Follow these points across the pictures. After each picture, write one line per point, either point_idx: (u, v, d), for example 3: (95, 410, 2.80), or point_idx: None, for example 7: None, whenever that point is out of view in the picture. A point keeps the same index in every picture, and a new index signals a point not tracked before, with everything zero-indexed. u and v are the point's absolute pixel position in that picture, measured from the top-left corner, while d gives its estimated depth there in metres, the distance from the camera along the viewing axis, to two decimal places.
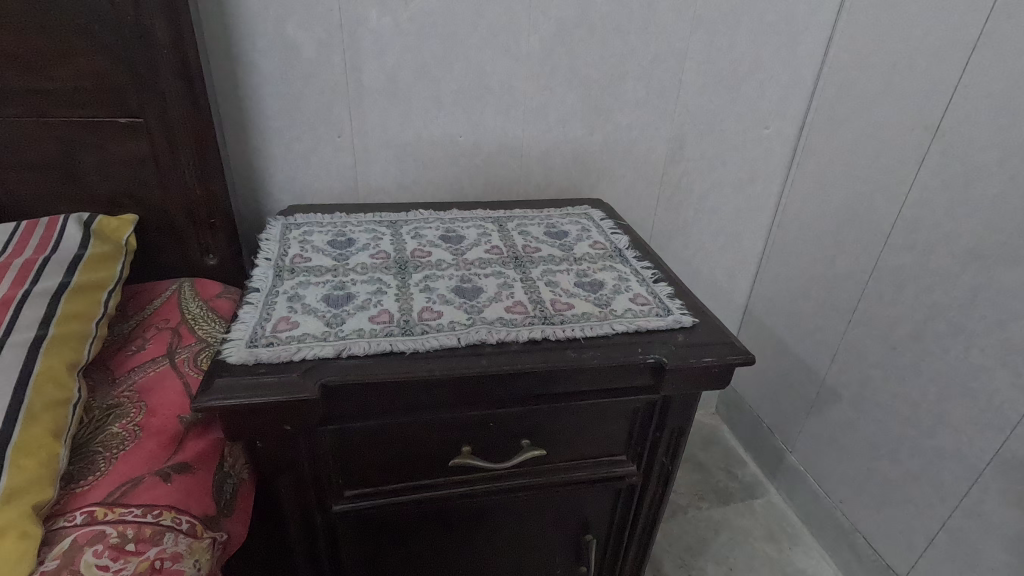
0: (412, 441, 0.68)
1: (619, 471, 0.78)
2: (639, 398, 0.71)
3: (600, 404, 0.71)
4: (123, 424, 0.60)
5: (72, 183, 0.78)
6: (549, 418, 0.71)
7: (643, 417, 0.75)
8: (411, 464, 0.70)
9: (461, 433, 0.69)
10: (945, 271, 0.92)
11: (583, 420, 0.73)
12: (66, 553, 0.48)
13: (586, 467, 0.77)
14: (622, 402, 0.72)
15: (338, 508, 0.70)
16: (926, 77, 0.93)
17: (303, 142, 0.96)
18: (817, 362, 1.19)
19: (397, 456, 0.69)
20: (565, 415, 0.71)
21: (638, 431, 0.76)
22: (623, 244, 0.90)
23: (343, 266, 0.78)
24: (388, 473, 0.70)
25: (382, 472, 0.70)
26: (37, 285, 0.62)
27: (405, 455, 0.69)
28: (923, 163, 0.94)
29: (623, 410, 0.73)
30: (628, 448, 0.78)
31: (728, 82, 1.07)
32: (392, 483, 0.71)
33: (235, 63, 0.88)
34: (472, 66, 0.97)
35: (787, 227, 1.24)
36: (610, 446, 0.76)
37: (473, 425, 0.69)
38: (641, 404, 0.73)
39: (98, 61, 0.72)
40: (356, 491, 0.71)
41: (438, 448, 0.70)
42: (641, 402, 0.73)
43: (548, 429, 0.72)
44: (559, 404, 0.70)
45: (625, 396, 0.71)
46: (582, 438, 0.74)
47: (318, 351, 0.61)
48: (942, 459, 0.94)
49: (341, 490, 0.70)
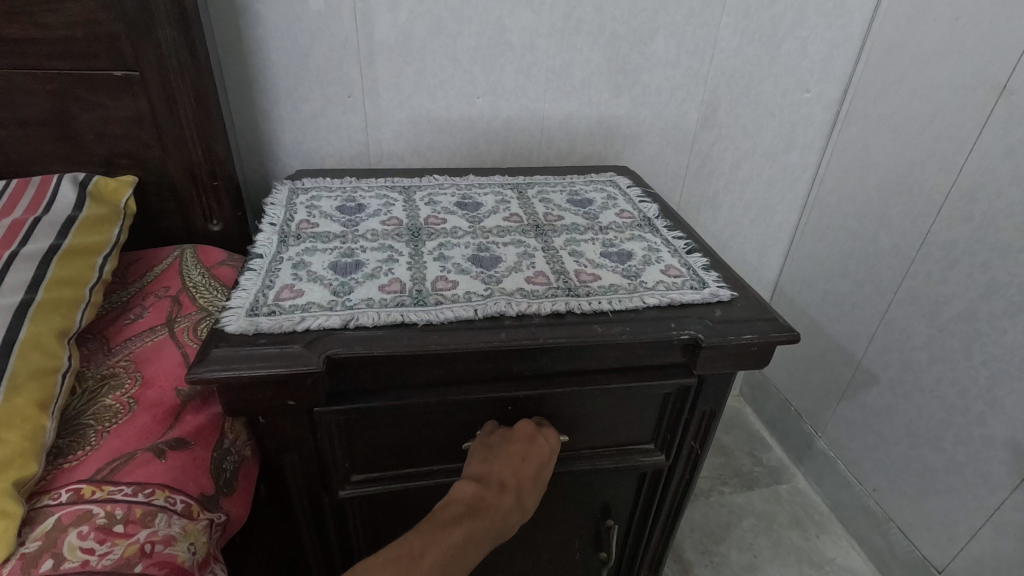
0: (425, 424, 0.63)
1: (646, 461, 0.73)
2: (674, 381, 0.65)
3: (629, 388, 0.65)
4: (118, 395, 0.56)
5: (67, 142, 0.74)
6: (572, 402, 0.65)
7: (675, 401, 0.69)
8: (423, 447, 0.66)
9: (477, 414, 0.64)
10: (1006, 246, 0.84)
11: (609, 404, 0.67)
12: (49, 534, 0.44)
13: (611, 455, 0.72)
14: (654, 386, 0.66)
15: (345, 493, 0.66)
16: (993, 30, 0.84)
17: (312, 103, 0.91)
18: (854, 342, 1.12)
19: (409, 439, 0.64)
20: (589, 400, 0.66)
21: (669, 417, 0.71)
22: (652, 213, 0.83)
23: (352, 233, 0.73)
24: (396, 457, 0.66)
25: (391, 456, 0.65)
26: (25, 246, 0.58)
27: (417, 438, 0.65)
28: (985, 127, 0.86)
29: (652, 394, 0.68)
30: (657, 435, 0.73)
31: (766, 40, 0.99)
32: (402, 468, 0.67)
33: (238, 15, 0.82)
34: (491, 22, 0.90)
35: (824, 199, 1.16)
36: (637, 432, 0.71)
37: (489, 407, 0.64)
38: (673, 389, 0.67)
39: (88, 6, 0.67)
40: (364, 475, 0.66)
41: (450, 431, 0.65)
42: (673, 386, 0.67)
43: (571, 413, 0.67)
44: (584, 388, 0.63)
45: (657, 379, 0.65)
46: (608, 424, 0.69)
47: (324, 321, 0.57)
48: (992, 448, 0.87)
49: (347, 473, 0.65)
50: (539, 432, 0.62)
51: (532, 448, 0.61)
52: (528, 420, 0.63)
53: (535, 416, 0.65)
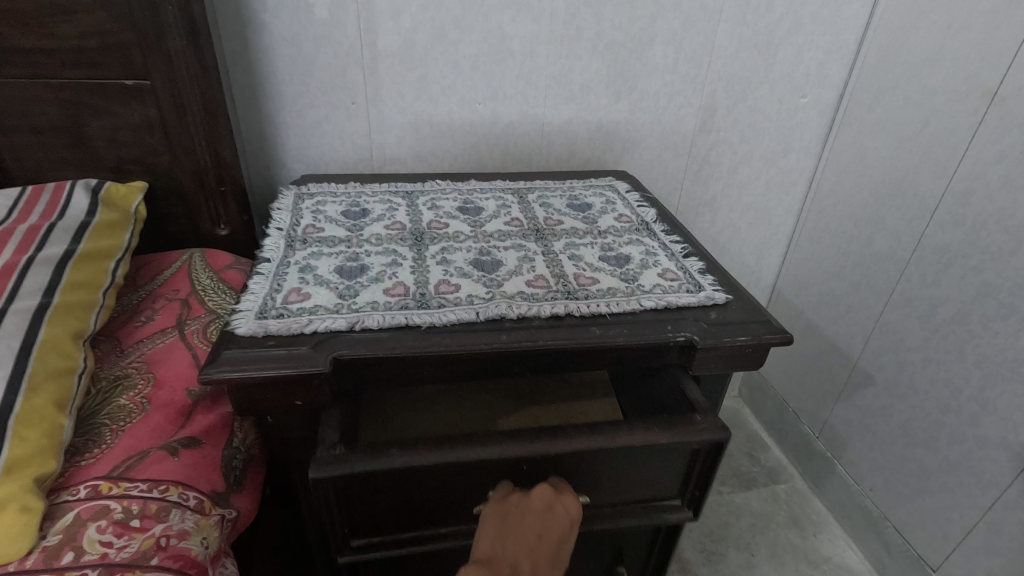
0: (433, 487, 0.60)
1: (670, 517, 0.71)
2: (703, 439, 0.62)
3: (648, 449, 0.62)
4: (131, 396, 0.58)
5: (79, 148, 0.76)
6: (593, 462, 0.63)
7: (705, 458, 0.66)
8: (428, 509, 0.63)
9: (486, 477, 0.61)
10: (998, 249, 0.85)
11: (630, 463, 0.64)
12: (69, 528, 0.46)
13: (633, 511, 0.70)
14: (682, 446, 0.63)
15: (346, 557, 0.63)
16: (983, 36, 0.85)
17: (317, 109, 0.93)
18: (850, 343, 1.14)
19: (414, 502, 0.61)
20: (604, 461, 0.63)
21: (698, 474, 0.68)
22: (651, 217, 0.85)
23: (357, 237, 0.75)
24: (401, 520, 0.63)
25: (394, 519, 0.63)
26: (41, 252, 0.60)
27: (423, 502, 0.62)
28: (977, 132, 0.87)
29: (680, 451, 0.65)
30: (683, 492, 0.70)
31: (763, 46, 1.01)
32: (407, 531, 0.65)
33: (245, 24, 0.84)
34: (492, 29, 0.92)
35: (821, 203, 1.18)
36: (655, 489, 0.69)
37: (500, 469, 0.60)
38: (703, 445, 0.64)
39: (100, 17, 0.69)
40: (365, 539, 0.64)
41: (457, 493, 0.62)
42: (697, 444, 0.63)
43: (590, 473, 0.64)
44: (598, 452, 0.60)
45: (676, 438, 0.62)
46: (625, 482, 0.67)
47: (330, 323, 0.58)
48: (985, 448, 0.89)
49: (347, 539, 0.63)
50: (558, 499, 0.57)
51: (549, 520, 0.55)
52: (547, 483, 0.58)
53: (551, 477, 0.61)
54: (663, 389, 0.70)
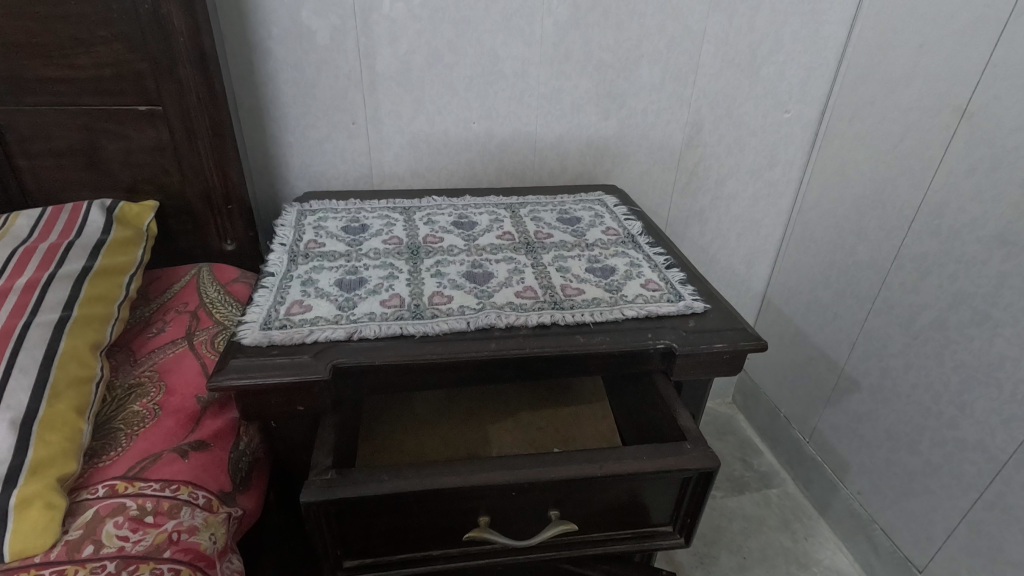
0: (422, 511, 0.62)
1: (662, 543, 0.73)
2: (691, 468, 0.64)
3: (639, 476, 0.63)
4: (144, 402, 0.62)
5: (95, 170, 0.80)
6: (584, 489, 0.64)
7: (695, 485, 0.67)
8: (421, 534, 0.64)
9: (479, 501, 0.62)
10: (970, 258, 0.89)
11: (617, 491, 0.66)
12: (89, 524, 0.50)
13: (625, 538, 0.72)
14: (670, 474, 0.64)
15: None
16: (954, 55, 0.89)
17: (318, 129, 0.97)
18: (837, 350, 1.17)
19: (404, 526, 0.63)
20: (595, 487, 0.64)
21: (688, 501, 0.69)
22: (636, 230, 0.89)
23: (356, 251, 0.79)
24: (393, 542, 0.65)
25: (387, 543, 0.64)
26: (62, 268, 0.64)
27: (413, 526, 0.63)
28: (949, 146, 0.91)
29: (670, 479, 0.66)
30: (675, 518, 0.71)
31: (746, 65, 1.05)
32: (399, 553, 0.66)
33: (251, 50, 0.89)
34: (486, 53, 0.96)
35: (807, 213, 1.22)
36: (648, 515, 0.70)
37: (494, 493, 0.62)
38: (693, 474, 0.65)
39: (116, 49, 0.73)
40: (357, 560, 0.66)
41: (452, 519, 0.64)
42: (688, 472, 0.65)
43: (582, 499, 0.65)
44: (587, 478, 0.62)
45: (667, 466, 0.63)
46: (617, 508, 0.68)
47: (330, 334, 0.62)
48: (964, 450, 0.92)
49: (341, 559, 0.65)
50: None
51: None
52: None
53: None
54: (655, 415, 0.72)
